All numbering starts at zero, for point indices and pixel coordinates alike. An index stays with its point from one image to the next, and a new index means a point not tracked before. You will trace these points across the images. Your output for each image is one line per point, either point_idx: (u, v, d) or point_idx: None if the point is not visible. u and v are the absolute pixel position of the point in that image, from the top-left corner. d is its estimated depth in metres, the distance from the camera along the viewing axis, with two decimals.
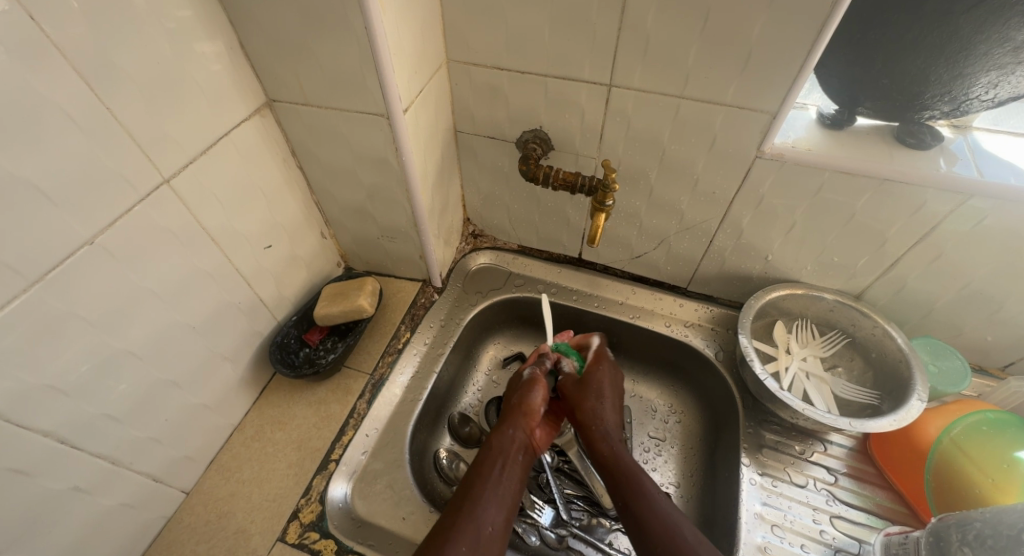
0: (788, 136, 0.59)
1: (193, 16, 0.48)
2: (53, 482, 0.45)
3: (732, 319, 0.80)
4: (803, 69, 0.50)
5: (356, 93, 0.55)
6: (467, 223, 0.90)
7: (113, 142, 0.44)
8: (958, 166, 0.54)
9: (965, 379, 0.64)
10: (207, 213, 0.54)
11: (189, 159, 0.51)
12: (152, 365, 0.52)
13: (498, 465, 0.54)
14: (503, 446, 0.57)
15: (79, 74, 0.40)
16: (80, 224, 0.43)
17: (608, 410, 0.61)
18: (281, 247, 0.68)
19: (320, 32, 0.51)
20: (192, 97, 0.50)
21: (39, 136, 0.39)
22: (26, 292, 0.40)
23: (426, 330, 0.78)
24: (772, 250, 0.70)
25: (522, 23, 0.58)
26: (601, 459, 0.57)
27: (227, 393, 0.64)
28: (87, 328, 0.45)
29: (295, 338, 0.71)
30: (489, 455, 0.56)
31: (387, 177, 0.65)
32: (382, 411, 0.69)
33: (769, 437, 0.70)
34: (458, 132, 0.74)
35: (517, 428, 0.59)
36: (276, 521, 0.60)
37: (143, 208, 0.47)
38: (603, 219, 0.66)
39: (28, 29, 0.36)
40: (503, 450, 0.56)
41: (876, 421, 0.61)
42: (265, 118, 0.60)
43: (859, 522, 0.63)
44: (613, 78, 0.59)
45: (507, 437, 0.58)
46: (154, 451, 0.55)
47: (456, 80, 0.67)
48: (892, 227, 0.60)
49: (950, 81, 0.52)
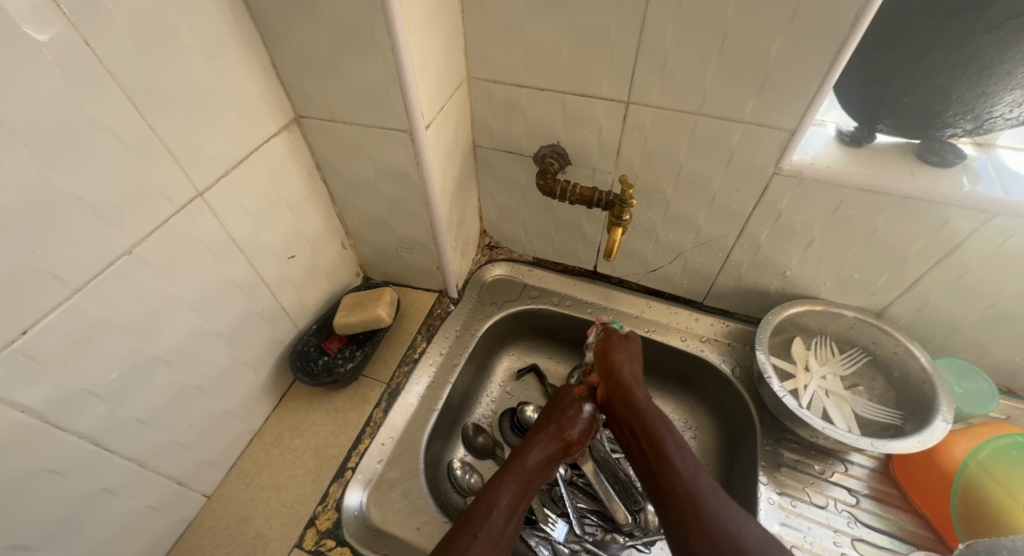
0: (807, 152, 0.59)
1: (227, 36, 0.50)
2: (85, 483, 0.47)
3: (749, 334, 0.79)
4: (821, 88, 0.51)
5: (381, 110, 0.57)
6: (484, 235, 0.91)
7: (155, 158, 0.46)
8: (982, 184, 0.54)
9: (992, 401, 0.63)
10: (236, 225, 0.56)
11: (222, 173, 0.53)
12: (180, 372, 0.53)
13: (519, 482, 0.58)
14: (528, 461, 0.60)
15: (127, 95, 0.42)
16: (121, 235, 0.45)
17: (630, 364, 0.67)
18: (303, 257, 0.69)
19: (348, 53, 0.53)
20: (227, 114, 0.52)
21: (88, 152, 0.41)
22: (69, 299, 0.42)
23: (442, 340, 0.79)
24: (790, 266, 0.70)
25: (542, 42, 0.59)
26: (622, 416, 0.63)
27: (250, 399, 0.66)
28: (124, 334, 0.47)
29: (314, 346, 0.73)
30: (513, 468, 0.59)
31: (408, 190, 0.67)
32: (398, 420, 0.70)
33: (787, 456, 0.69)
34: (477, 147, 0.75)
35: (549, 446, 0.63)
36: (294, 527, 0.61)
37: (178, 220, 0.49)
38: (619, 234, 0.67)
39: (84, 55, 0.39)
40: (534, 471, 0.60)
41: (899, 442, 0.59)
42: (293, 134, 0.62)
43: (882, 546, 0.61)
44: (631, 96, 0.60)
45: (535, 455, 0.61)
46: (179, 455, 0.57)
47: (475, 97, 0.69)
48: (913, 245, 0.59)
49: (974, 99, 0.52)
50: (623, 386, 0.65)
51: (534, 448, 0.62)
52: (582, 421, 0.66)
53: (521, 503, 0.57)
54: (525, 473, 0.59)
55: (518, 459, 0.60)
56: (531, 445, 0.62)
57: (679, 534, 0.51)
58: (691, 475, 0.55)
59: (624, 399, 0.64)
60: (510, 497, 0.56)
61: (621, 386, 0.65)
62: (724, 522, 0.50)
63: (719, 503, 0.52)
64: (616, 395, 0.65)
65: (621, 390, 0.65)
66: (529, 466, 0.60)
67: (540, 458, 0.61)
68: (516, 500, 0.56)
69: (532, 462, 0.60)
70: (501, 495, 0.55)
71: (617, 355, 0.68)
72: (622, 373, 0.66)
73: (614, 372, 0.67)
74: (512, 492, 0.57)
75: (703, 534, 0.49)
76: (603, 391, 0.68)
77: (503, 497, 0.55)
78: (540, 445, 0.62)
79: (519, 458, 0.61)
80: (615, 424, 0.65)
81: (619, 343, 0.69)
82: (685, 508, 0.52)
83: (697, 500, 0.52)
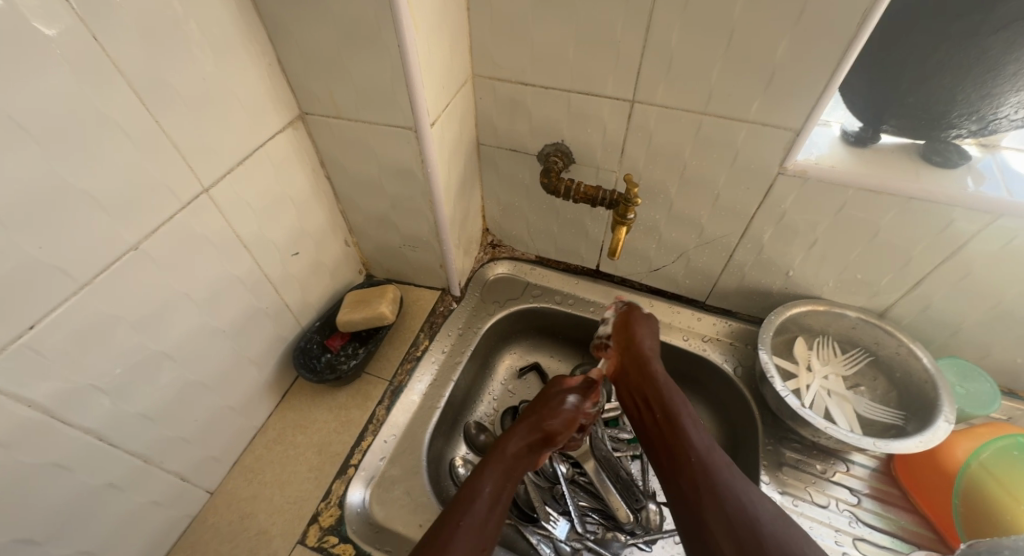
0: (812, 152, 0.59)
1: (234, 33, 0.50)
2: (91, 478, 0.47)
3: (751, 334, 0.79)
4: (827, 88, 0.51)
5: (386, 107, 0.57)
6: (487, 233, 0.91)
7: (161, 154, 0.46)
8: (986, 185, 0.54)
9: (994, 402, 0.63)
10: (241, 221, 0.56)
11: (227, 169, 0.53)
12: (184, 367, 0.53)
13: (500, 471, 0.58)
14: (507, 451, 0.60)
15: (134, 90, 0.42)
16: (127, 231, 0.45)
17: (650, 340, 0.68)
18: (307, 254, 0.69)
19: (355, 50, 0.53)
20: (233, 110, 0.52)
21: (95, 147, 0.41)
22: (76, 294, 0.42)
23: (445, 338, 0.79)
24: (793, 266, 0.70)
25: (548, 40, 0.59)
26: (635, 388, 0.64)
27: (253, 395, 0.66)
28: (129, 330, 0.47)
29: (317, 343, 0.73)
30: (492, 459, 0.59)
31: (412, 187, 0.67)
32: (401, 418, 0.70)
33: (789, 455, 0.69)
34: (481, 145, 0.75)
35: (530, 434, 0.62)
36: (297, 523, 0.61)
37: (184, 215, 0.49)
38: (624, 232, 0.67)
39: (92, 49, 0.38)
40: (512, 460, 0.59)
41: (901, 442, 0.59)
42: (298, 130, 0.62)
43: (883, 546, 0.62)
44: (636, 94, 0.60)
45: (511, 447, 0.60)
46: (183, 451, 0.57)
47: (479, 94, 0.69)
48: (917, 246, 0.60)
49: (979, 100, 0.52)
50: (641, 358, 0.66)
51: (510, 441, 0.61)
52: (566, 413, 0.64)
53: (506, 490, 0.56)
54: (505, 463, 0.58)
55: (497, 449, 0.60)
56: (508, 438, 0.62)
57: (690, 504, 0.52)
58: (704, 447, 0.55)
59: (640, 370, 0.64)
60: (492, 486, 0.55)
61: (637, 356, 0.66)
62: (738, 494, 0.50)
63: (733, 476, 0.52)
64: (631, 366, 0.66)
65: (637, 360, 0.65)
66: (506, 455, 0.59)
67: (518, 450, 0.60)
68: (499, 488, 0.56)
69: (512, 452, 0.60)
70: (483, 485, 0.55)
71: (636, 329, 0.69)
72: (642, 346, 0.67)
73: (634, 346, 0.67)
74: (496, 480, 0.56)
75: (717, 506, 0.50)
76: (618, 362, 0.68)
77: (486, 486, 0.55)
78: (519, 434, 0.62)
79: (498, 448, 0.60)
80: (626, 395, 0.65)
81: (640, 322, 0.70)
82: (699, 478, 0.52)
83: (710, 470, 0.53)
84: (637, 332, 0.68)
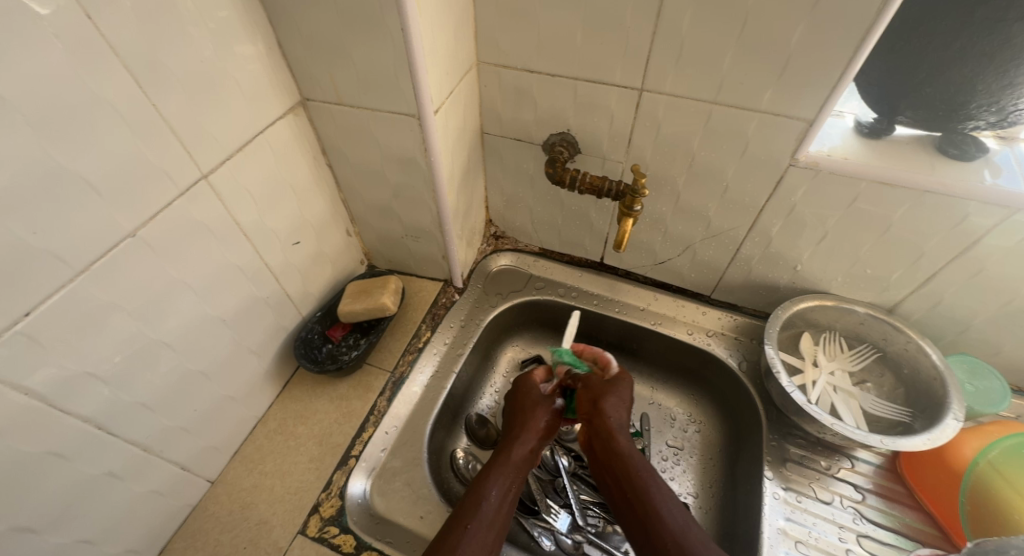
0: (824, 144, 0.58)
1: (233, 17, 0.49)
2: (89, 466, 0.46)
3: (757, 328, 0.78)
4: (843, 77, 0.49)
5: (388, 92, 0.56)
6: (490, 224, 0.90)
7: (159, 138, 0.45)
8: (1004, 178, 0.52)
9: (1004, 400, 0.62)
10: (240, 209, 0.56)
11: (227, 155, 0.52)
12: (183, 356, 0.53)
13: (504, 466, 0.55)
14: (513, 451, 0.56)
15: (130, 73, 0.41)
16: (124, 217, 0.44)
17: (620, 411, 0.59)
18: (308, 243, 0.69)
19: (358, 34, 0.51)
20: (231, 95, 0.51)
21: (90, 130, 0.40)
22: (73, 281, 0.41)
23: (447, 330, 0.79)
24: (801, 260, 0.69)
25: (555, 26, 0.58)
26: (604, 463, 0.56)
27: (254, 385, 0.66)
28: (127, 318, 0.46)
29: (318, 334, 0.72)
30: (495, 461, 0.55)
31: (415, 176, 0.65)
32: (402, 409, 0.69)
33: (793, 451, 0.68)
34: (485, 134, 0.74)
35: (532, 426, 0.60)
36: (297, 514, 0.60)
37: (182, 202, 0.48)
38: (630, 225, 0.65)
39: (84, 28, 0.37)
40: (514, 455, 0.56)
41: (909, 440, 0.59)
42: (298, 117, 0.61)
43: (886, 543, 0.61)
44: (644, 83, 0.59)
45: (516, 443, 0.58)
46: (183, 440, 0.56)
47: (485, 81, 0.67)
48: (929, 241, 0.58)
49: (999, 91, 0.51)
50: (604, 432, 0.57)
51: (516, 438, 0.58)
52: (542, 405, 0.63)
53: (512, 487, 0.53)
54: (510, 464, 0.55)
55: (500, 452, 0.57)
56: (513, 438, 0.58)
57: None
58: (680, 524, 0.48)
59: (607, 445, 0.56)
60: (499, 490, 0.52)
61: (603, 430, 0.58)
62: None
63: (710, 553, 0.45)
64: (599, 441, 0.58)
65: (604, 436, 0.57)
66: (512, 456, 0.56)
67: (520, 445, 0.57)
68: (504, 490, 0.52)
69: (519, 452, 0.56)
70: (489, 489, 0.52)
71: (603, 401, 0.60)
72: (605, 418, 0.58)
73: (599, 417, 0.59)
74: (506, 476, 0.54)
75: None
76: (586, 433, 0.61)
77: (491, 491, 0.52)
78: (521, 437, 0.59)
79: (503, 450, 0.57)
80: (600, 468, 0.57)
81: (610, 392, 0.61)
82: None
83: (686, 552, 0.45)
84: (604, 402, 0.60)
